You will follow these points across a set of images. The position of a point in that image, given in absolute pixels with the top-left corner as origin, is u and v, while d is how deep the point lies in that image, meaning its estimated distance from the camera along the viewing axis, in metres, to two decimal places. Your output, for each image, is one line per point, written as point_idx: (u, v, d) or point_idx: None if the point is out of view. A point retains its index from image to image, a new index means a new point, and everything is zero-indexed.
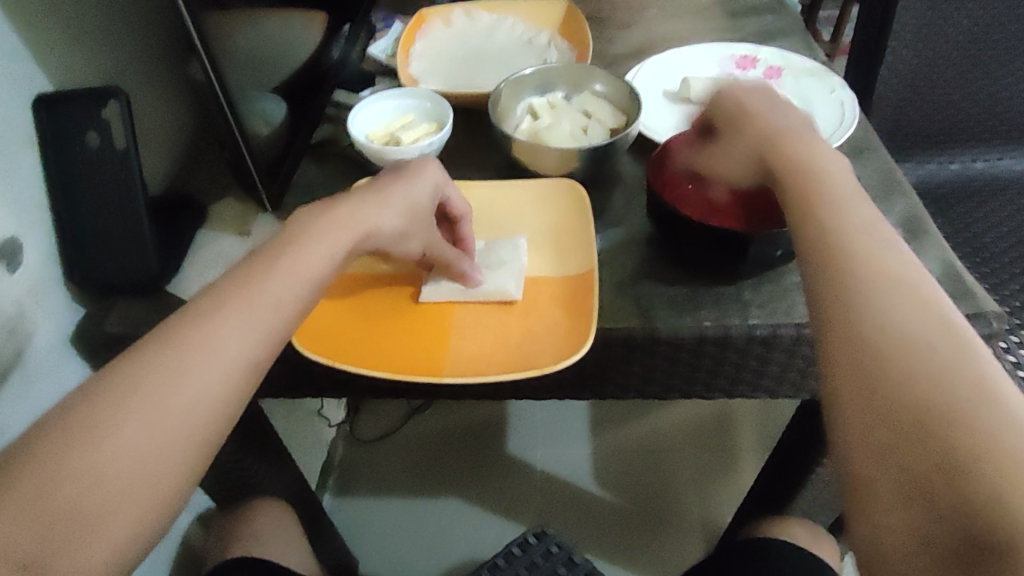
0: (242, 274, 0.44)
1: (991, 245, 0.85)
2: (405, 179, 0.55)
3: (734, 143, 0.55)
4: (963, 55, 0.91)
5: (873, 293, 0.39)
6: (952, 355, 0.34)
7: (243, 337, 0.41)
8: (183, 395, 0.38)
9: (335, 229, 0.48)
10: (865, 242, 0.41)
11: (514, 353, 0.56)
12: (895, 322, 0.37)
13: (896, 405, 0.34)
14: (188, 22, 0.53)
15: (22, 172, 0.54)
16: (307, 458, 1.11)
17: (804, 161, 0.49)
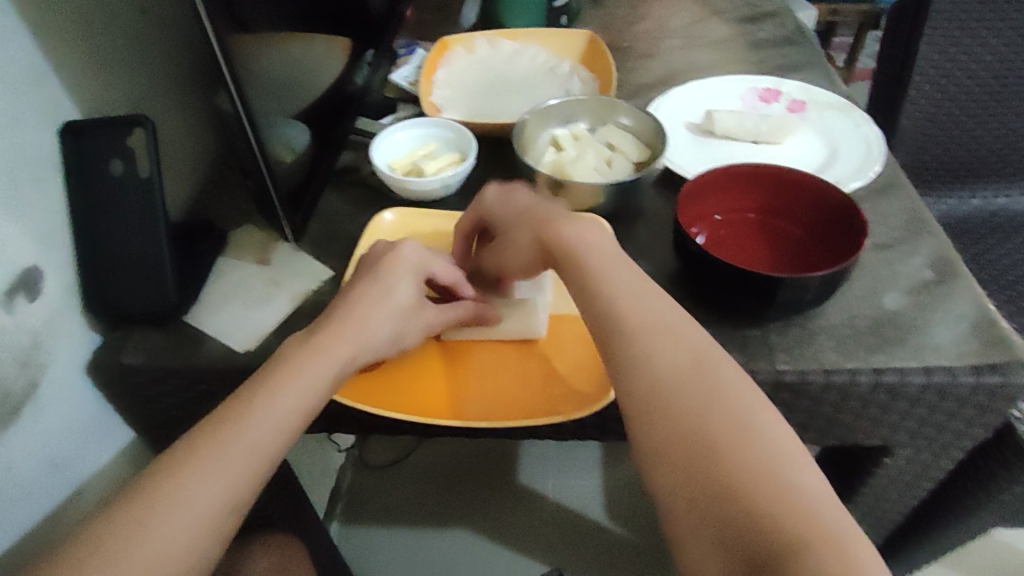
0: (245, 396, 0.47)
1: (1017, 283, 0.83)
2: (387, 273, 0.54)
3: (514, 235, 0.58)
4: (987, 91, 0.89)
5: (671, 382, 0.44)
6: (751, 451, 0.40)
7: (245, 449, 0.44)
8: (193, 510, 0.42)
9: (328, 347, 0.50)
10: (665, 334, 0.47)
11: (539, 397, 0.55)
12: (715, 440, 0.41)
13: (719, 498, 0.39)
14: (216, 49, 0.52)
15: (46, 199, 0.54)
16: (316, 484, 1.10)
17: (574, 247, 0.53)
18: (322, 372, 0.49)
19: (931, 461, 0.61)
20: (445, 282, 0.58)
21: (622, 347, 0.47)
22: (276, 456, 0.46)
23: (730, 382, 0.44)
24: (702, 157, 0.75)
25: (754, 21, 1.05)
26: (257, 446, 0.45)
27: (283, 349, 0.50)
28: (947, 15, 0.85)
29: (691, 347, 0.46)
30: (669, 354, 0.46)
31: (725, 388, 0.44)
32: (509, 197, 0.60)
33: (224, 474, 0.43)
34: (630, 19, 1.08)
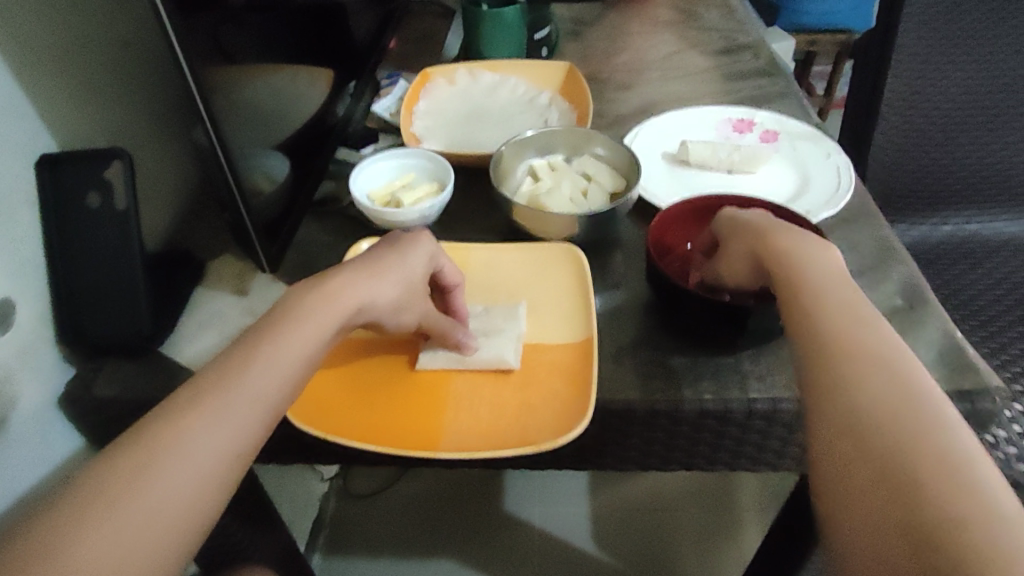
0: (247, 346, 0.46)
1: (987, 307, 0.84)
2: (394, 249, 0.55)
3: (729, 248, 0.57)
4: (953, 121, 0.91)
5: (852, 348, 0.44)
6: (918, 418, 0.39)
7: (254, 394, 0.43)
8: (196, 454, 0.40)
9: (331, 304, 0.49)
10: (850, 317, 0.46)
11: (512, 430, 0.54)
12: (886, 402, 0.41)
13: (873, 453, 0.39)
14: (191, 84, 0.53)
15: (18, 232, 0.54)
16: (298, 514, 1.08)
17: (790, 251, 0.52)
18: (325, 321, 0.48)
19: None
20: (447, 280, 0.60)
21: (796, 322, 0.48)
22: (281, 403, 0.45)
23: (897, 353, 0.44)
24: (677, 186, 0.77)
25: (728, 53, 1.07)
26: (262, 393, 0.44)
27: (285, 299, 0.49)
28: (909, 50, 0.88)
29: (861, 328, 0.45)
30: (857, 337, 0.45)
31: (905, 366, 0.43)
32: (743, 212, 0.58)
33: (231, 418, 0.42)
34: (609, 51, 1.10)
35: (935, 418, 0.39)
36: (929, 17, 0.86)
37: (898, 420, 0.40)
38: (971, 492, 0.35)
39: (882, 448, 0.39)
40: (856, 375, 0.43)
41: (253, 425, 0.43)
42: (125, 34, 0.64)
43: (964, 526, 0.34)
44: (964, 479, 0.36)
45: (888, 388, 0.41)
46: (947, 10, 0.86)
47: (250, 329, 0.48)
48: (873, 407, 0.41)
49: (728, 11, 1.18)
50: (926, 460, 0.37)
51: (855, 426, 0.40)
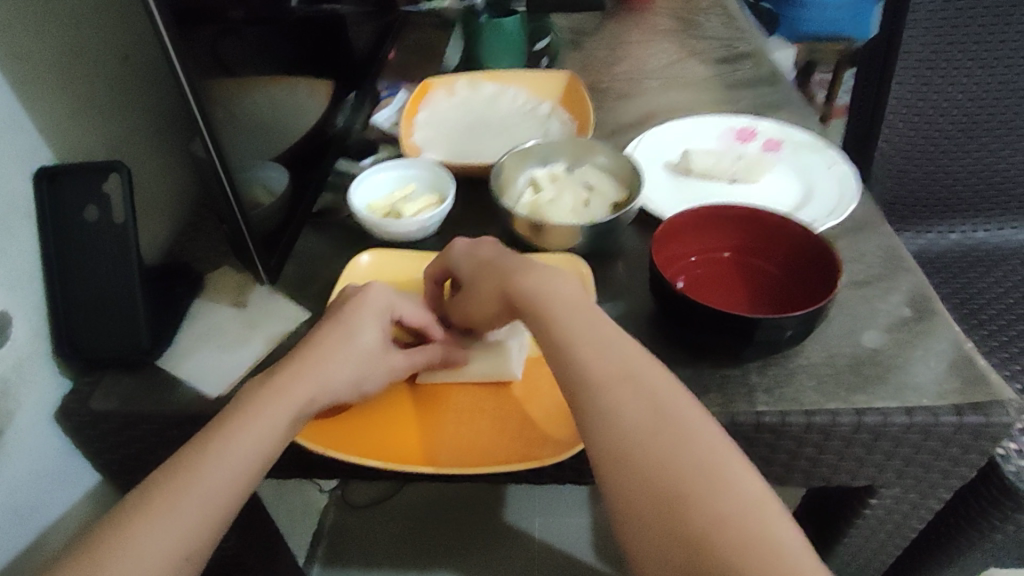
0: (198, 447, 0.45)
1: (994, 316, 0.83)
2: (347, 317, 0.53)
3: (477, 286, 0.56)
4: (958, 129, 0.91)
5: (600, 369, 0.46)
6: (668, 421, 0.43)
7: (205, 496, 0.43)
8: (152, 553, 0.41)
9: (286, 397, 0.48)
10: (591, 338, 0.48)
11: (513, 443, 0.54)
12: (637, 415, 0.44)
13: (644, 466, 0.42)
14: (189, 96, 0.52)
15: (17, 247, 0.53)
16: (297, 529, 1.07)
17: (536, 296, 0.51)
18: (274, 416, 0.47)
19: (917, 500, 0.60)
20: (413, 325, 0.58)
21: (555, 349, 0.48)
22: (232, 506, 0.44)
23: (637, 364, 0.46)
24: (681, 196, 0.76)
25: (730, 61, 1.07)
26: (213, 496, 0.44)
27: (242, 395, 0.49)
28: (916, 56, 0.87)
29: (613, 350, 0.47)
30: (602, 348, 0.47)
31: (644, 372, 0.46)
32: (478, 248, 0.58)
33: (177, 525, 0.42)
34: (609, 60, 1.10)
35: (679, 422, 0.43)
36: (937, 22, 0.85)
37: (651, 435, 0.43)
38: (717, 488, 0.40)
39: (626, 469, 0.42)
40: (598, 393, 0.45)
41: (210, 518, 0.43)
42: (123, 45, 0.64)
43: (720, 521, 0.39)
44: (712, 474, 0.41)
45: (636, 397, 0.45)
46: (955, 15, 0.84)
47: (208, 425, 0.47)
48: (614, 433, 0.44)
49: (728, 20, 1.18)
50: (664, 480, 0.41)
51: (606, 430, 0.44)
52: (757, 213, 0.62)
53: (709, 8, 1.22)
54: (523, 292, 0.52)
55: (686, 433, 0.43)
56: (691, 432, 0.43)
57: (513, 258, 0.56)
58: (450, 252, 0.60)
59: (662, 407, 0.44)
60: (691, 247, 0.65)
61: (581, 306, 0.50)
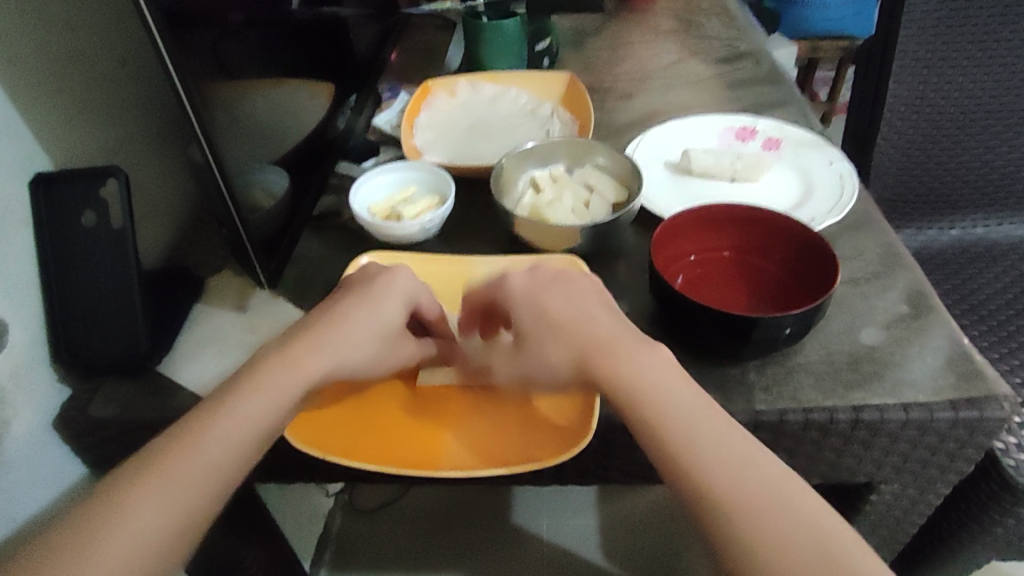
0: (255, 367, 0.48)
1: (995, 311, 0.83)
2: (336, 298, 0.53)
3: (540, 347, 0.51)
4: (957, 126, 0.90)
5: (689, 420, 0.45)
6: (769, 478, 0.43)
7: (241, 425, 0.45)
8: (203, 458, 0.44)
9: (333, 329, 0.51)
10: (676, 390, 0.47)
11: (513, 447, 0.54)
12: (735, 469, 0.43)
13: (757, 523, 0.41)
14: (186, 104, 0.52)
15: (15, 254, 0.53)
16: (304, 533, 1.07)
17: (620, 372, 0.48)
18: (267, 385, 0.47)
19: (917, 495, 0.60)
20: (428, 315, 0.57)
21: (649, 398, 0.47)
22: (228, 474, 0.44)
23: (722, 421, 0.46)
24: (680, 195, 0.76)
25: (730, 60, 1.07)
26: (208, 461, 0.44)
27: (295, 327, 0.52)
28: (913, 55, 0.87)
29: (696, 403, 0.46)
30: (687, 404, 0.46)
31: (731, 430, 0.45)
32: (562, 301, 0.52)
33: (171, 486, 0.43)
34: (611, 60, 1.10)
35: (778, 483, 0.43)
36: (934, 21, 0.84)
37: (755, 494, 0.42)
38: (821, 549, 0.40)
39: (718, 497, 0.42)
40: (693, 445, 0.44)
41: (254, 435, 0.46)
42: (120, 52, 0.64)
43: None
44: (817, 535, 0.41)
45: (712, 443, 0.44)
46: (951, 14, 0.84)
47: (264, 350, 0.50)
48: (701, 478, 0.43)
49: (729, 20, 1.18)
50: (749, 496, 0.42)
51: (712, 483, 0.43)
52: (755, 210, 0.62)
53: (710, 7, 1.22)
54: (613, 377, 0.48)
55: (783, 489, 0.43)
56: (786, 490, 0.43)
57: (598, 325, 0.50)
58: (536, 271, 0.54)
59: (753, 462, 0.44)
60: (689, 248, 0.65)
61: (670, 392, 0.47)
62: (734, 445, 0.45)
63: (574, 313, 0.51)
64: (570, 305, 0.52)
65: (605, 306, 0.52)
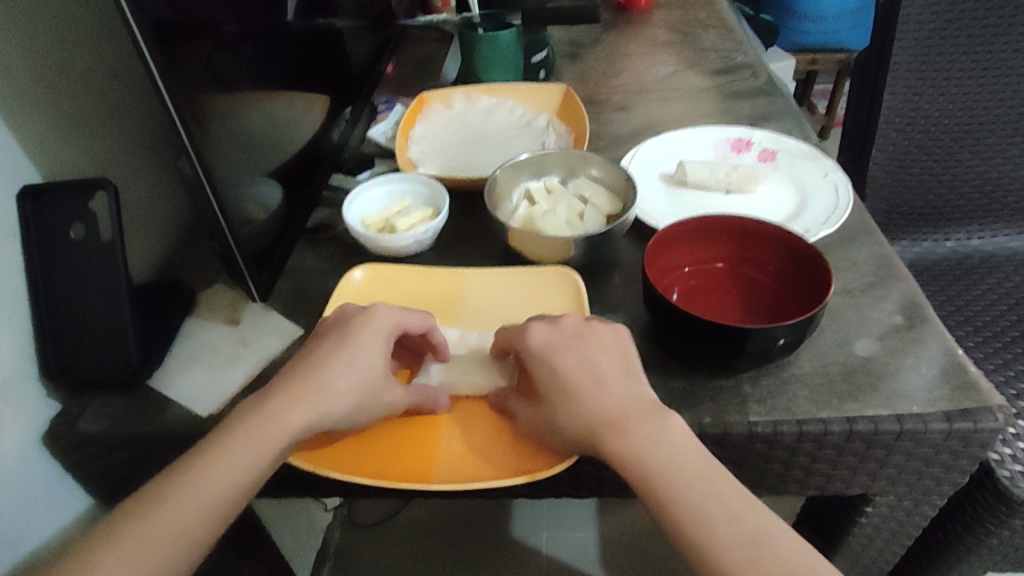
0: (265, 400, 0.50)
1: (990, 322, 0.83)
2: (350, 340, 0.53)
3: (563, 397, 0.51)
4: (951, 136, 0.90)
5: (675, 469, 0.47)
6: (750, 523, 0.45)
7: (243, 458, 0.48)
8: (205, 492, 0.46)
9: (341, 365, 0.52)
10: (666, 437, 0.48)
11: (507, 456, 0.53)
12: (716, 517, 0.45)
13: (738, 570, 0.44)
14: (174, 116, 0.52)
15: (2, 268, 0.53)
16: (301, 547, 1.06)
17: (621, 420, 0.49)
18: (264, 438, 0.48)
19: (913, 508, 0.60)
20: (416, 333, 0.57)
21: (636, 444, 0.48)
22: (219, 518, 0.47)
23: (706, 466, 0.48)
24: (675, 207, 0.75)
25: (727, 72, 1.07)
26: (202, 507, 0.46)
27: (304, 358, 0.53)
28: (906, 67, 0.86)
29: (683, 449, 0.48)
30: (675, 451, 0.48)
31: (716, 475, 0.47)
32: (591, 354, 0.53)
33: (169, 529, 0.45)
34: (607, 72, 1.10)
35: (758, 529, 0.45)
36: (927, 33, 0.84)
37: (737, 539, 0.45)
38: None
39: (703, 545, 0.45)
40: (679, 495, 0.46)
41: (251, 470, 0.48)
42: (112, 65, 0.64)
43: None
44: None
45: (708, 504, 0.46)
46: (944, 26, 0.84)
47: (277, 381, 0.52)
48: (704, 546, 0.45)
49: (725, 32, 1.18)
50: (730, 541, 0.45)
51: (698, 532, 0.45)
52: (748, 222, 0.62)
53: (707, 19, 1.22)
54: (631, 432, 0.49)
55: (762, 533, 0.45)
56: (764, 534, 0.45)
57: (614, 381, 0.52)
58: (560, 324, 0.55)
59: (735, 508, 0.46)
60: (682, 260, 0.64)
61: (663, 438, 0.48)
62: (732, 504, 0.46)
63: (588, 375, 0.51)
64: (587, 367, 0.52)
65: (621, 366, 0.53)
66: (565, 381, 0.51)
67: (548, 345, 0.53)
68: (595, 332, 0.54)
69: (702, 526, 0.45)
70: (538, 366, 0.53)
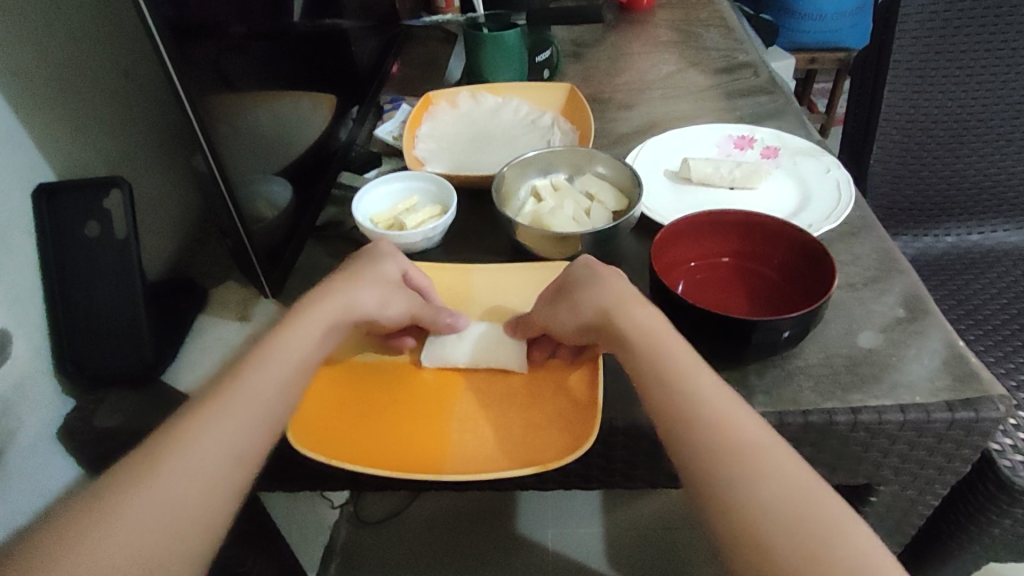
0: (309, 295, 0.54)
1: (990, 315, 0.84)
2: (370, 254, 0.59)
3: (568, 293, 0.54)
4: (951, 133, 0.91)
5: (693, 380, 0.47)
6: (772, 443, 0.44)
7: (305, 336, 0.51)
8: (275, 368, 0.48)
9: (360, 267, 0.57)
10: (682, 356, 0.48)
11: (519, 451, 0.53)
12: (738, 425, 0.44)
13: (759, 470, 0.42)
14: (189, 112, 0.53)
15: (18, 265, 0.54)
16: (309, 544, 1.07)
17: (635, 332, 0.50)
18: (314, 325, 0.52)
19: (916, 497, 0.61)
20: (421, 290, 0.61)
21: (654, 354, 0.48)
22: (283, 408, 0.47)
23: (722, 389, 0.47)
24: (679, 203, 0.76)
25: (729, 71, 1.08)
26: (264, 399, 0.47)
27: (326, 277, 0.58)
28: (906, 65, 0.87)
29: (700, 372, 0.47)
30: (690, 369, 0.47)
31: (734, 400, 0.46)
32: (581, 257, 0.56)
33: (240, 417, 0.45)
34: (610, 71, 1.11)
35: (776, 447, 0.43)
36: (926, 31, 0.85)
37: (759, 448, 0.43)
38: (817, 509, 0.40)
39: (722, 442, 0.43)
40: (699, 400, 0.45)
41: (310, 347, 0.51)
42: (123, 64, 0.65)
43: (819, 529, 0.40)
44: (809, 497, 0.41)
45: (728, 415, 0.45)
46: (943, 24, 0.85)
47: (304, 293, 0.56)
48: (708, 449, 0.43)
49: (727, 31, 1.19)
50: (750, 449, 0.43)
51: (721, 434, 0.44)
52: (752, 216, 0.63)
53: (708, 19, 1.23)
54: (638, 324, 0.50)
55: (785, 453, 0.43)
56: (785, 456, 0.43)
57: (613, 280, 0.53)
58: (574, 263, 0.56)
59: (752, 429, 0.44)
60: (686, 254, 0.65)
61: (676, 354, 0.48)
62: (752, 426, 0.44)
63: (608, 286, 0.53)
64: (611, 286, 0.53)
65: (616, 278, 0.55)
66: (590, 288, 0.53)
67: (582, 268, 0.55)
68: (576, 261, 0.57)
69: (722, 433, 0.44)
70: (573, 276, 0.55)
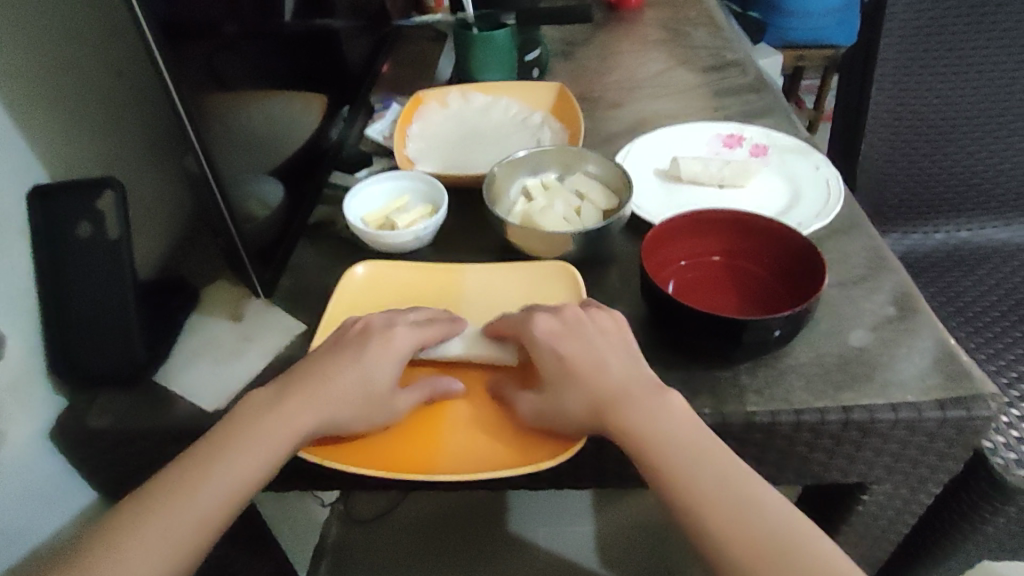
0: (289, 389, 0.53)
1: (979, 312, 0.85)
2: (368, 352, 0.55)
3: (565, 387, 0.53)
4: (938, 131, 0.92)
5: (687, 462, 0.49)
6: (766, 511, 0.47)
7: (264, 442, 0.50)
8: (225, 476, 0.49)
9: (349, 369, 0.54)
10: (672, 432, 0.50)
11: (510, 450, 0.54)
12: (737, 501, 0.47)
13: (757, 550, 0.46)
14: (182, 114, 0.53)
15: (10, 266, 0.54)
16: (301, 544, 1.07)
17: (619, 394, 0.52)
18: (280, 436, 0.51)
19: (908, 495, 0.62)
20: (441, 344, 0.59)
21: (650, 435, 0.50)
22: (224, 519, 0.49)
23: (715, 459, 0.49)
24: (670, 203, 0.77)
25: (718, 69, 1.08)
26: (217, 493, 0.48)
27: (320, 357, 0.55)
28: (893, 63, 0.88)
29: (691, 448, 0.49)
30: (681, 446, 0.49)
31: (726, 464, 0.49)
32: (599, 329, 0.56)
33: (177, 531, 0.47)
34: (601, 70, 1.12)
35: (771, 514, 0.47)
36: (913, 30, 0.86)
37: (754, 524, 0.47)
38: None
39: (719, 524, 0.47)
40: (691, 484, 0.48)
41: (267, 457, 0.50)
42: (116, 65, 0.65)
43: None
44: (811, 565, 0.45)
45: (723, 493, 0.48)
46: (929, 23, 0.86)
47: (293, 372, 0.55)
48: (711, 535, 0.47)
49: (716, 29, 1.20)
50: (746, 527, 0.46)
51: (715, 521, 0.47)
52: (743, 215, 0.63)
53: (697, 17, 1.23)
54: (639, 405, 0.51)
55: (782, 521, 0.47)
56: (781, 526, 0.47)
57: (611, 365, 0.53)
58: (595, 321, 0.56)
59: (746, 500, 0.47)
60: (677, 254, 0.66)
61: (671, 429, 0.50)
62: (746, 494, 0.48)
63: (583, 358, 0.54)
64: (587, 352, 0.54)
65: (622, 350, 0.55)
66: (560, 360, 0.54)
67: (551, 335, 0.55)
68: (593, 319, 0.56)
69: (713, 517, 0.47)
70: (540, 352, 0.55)
